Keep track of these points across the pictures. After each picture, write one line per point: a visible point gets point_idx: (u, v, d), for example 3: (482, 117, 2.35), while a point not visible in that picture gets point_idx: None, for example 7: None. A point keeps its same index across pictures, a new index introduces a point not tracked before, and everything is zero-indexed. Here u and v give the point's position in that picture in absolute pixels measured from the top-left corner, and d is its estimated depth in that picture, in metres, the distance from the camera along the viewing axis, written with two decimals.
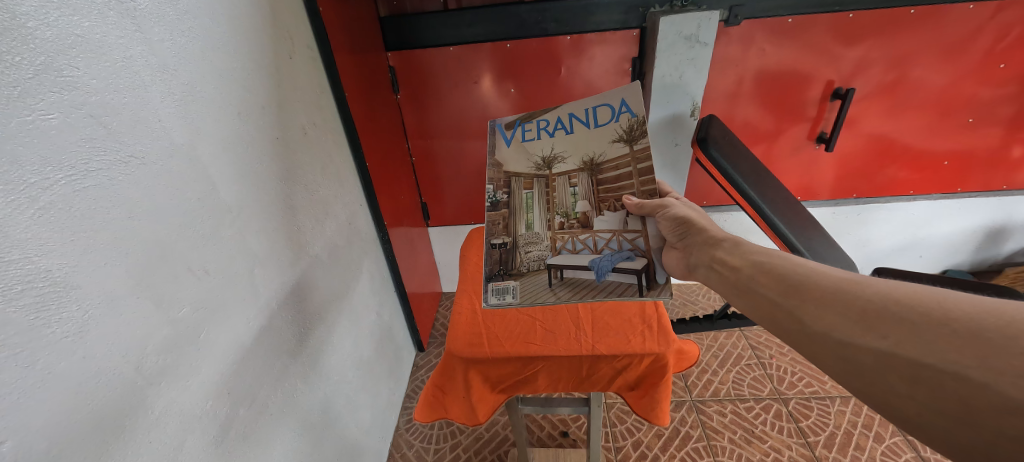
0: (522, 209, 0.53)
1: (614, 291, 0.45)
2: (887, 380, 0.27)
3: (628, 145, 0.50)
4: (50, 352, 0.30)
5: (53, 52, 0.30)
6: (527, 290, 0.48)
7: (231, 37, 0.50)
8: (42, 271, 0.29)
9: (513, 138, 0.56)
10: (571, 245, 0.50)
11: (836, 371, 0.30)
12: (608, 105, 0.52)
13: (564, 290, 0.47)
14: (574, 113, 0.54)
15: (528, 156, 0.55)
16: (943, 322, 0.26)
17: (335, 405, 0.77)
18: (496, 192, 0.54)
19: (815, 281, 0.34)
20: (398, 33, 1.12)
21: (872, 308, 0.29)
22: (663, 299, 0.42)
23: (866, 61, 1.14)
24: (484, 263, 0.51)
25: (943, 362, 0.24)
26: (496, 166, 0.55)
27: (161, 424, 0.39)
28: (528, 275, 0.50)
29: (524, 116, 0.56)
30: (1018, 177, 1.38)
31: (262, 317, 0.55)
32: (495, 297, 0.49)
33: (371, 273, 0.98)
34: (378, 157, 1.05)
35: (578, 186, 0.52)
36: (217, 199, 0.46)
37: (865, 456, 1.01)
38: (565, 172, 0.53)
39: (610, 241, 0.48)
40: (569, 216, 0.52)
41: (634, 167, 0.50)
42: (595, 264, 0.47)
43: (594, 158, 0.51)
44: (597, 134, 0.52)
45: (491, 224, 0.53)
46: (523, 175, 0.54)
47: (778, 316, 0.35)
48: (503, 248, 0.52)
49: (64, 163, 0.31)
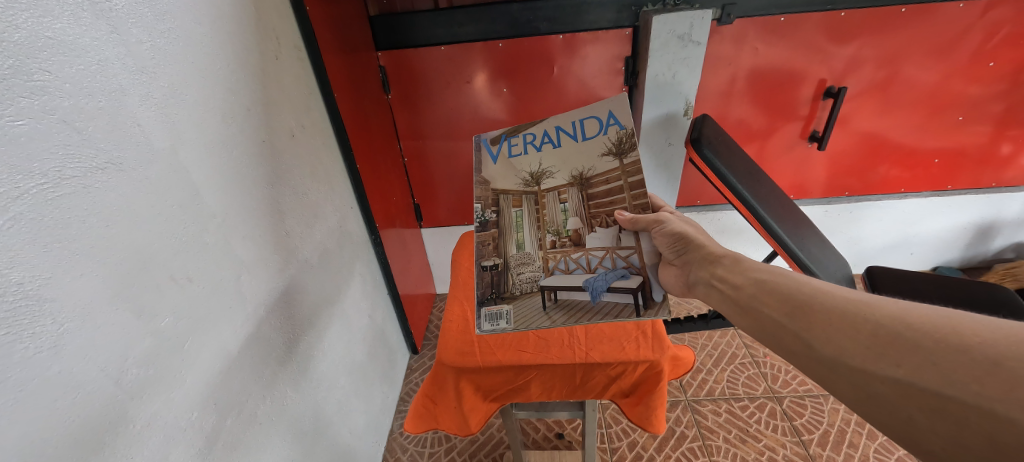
0: (512, 228, 0.53)
1: (610, 312, 0.45)
2: (907, 412, 0.26)
3: (618, 159, 0.50)
4: (24, 368, 0.28)
5: (22, 54, 0.28)
6: (522, 314, 0.48)
7: (213, 38, 0.49)
8: (14, 284, 0.28)
9: (500, 154, 0.55)
10: (564, 265, 0.50)
11: (851, 399, 0.29)
12: (596, 117, 0.52)
13: (558, 314, 0.46)
14: (561, 126, 0.53)
15: (516, 172, 0.54)
16: (962, 349, 0.25)
17: (325, 411, 0.76)
18: (485, 211, 0.54)
19: (821, 302, 0.34)
20: (389, 33, 1.11)
21: (884, 334, 0.29)
22: (661, 318, 0.43)
23: (858, 60, 1.14)
24: (476, 287, 0.51)
25: (964, 393, 0.24)
26: (484, 183, 0.54)
27: (145, 438, 0.38)
28: (521, 298, 0.50)
29: (509, 131, 0.55)
30: (1007, 175, 1.41)
31: (249, 325, 0.54)
32: (489, 322, 0.48)
33: (363, 276, 0.97)
34: (368, 159, 1.04)
35: (569, 202, 0.51)
36: (200, 206, 0.45)
37: (858, 454, 1.02)
38: (554, 187, 0.52)
39: (604, 259, 0.48)
40: (561, 234, 0.51)
41: (624, 181, 0.50)
42: (589, 284, 0.46)
43: (583, 172, 0.51)
44: (586, 148, 0.52)
45: (481, 245, 0.52)
46: (512, 192, 0.53)
47: (784, 339, 0.35)
48: (494, 270, 0.51)
49: (35, 170, 0.29)
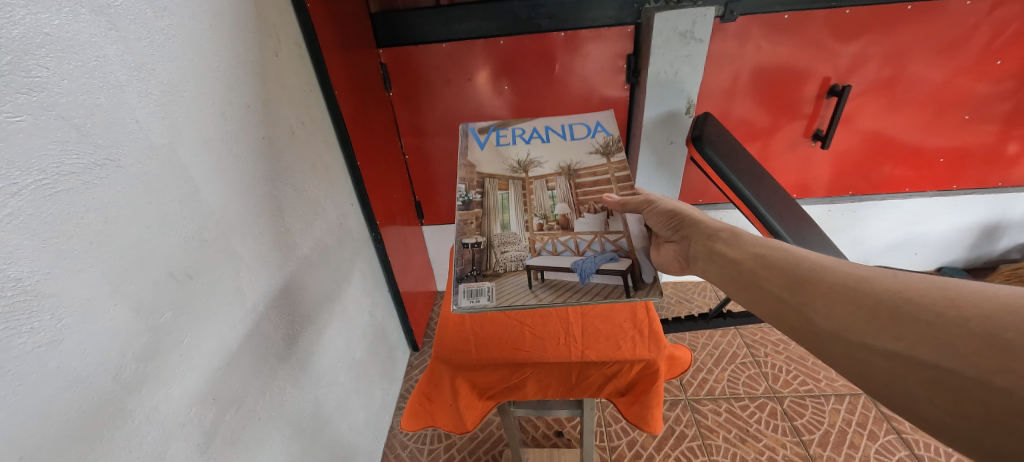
0: (497, 209, 0.54)
1: (600, 292, 0.42)
2: (904, 383, 0.26)
3: (601, 157, 0.57)
4: (24, 362, 0.29)
5: (20, 52, 0.28)
6: (504, 291, 0.45)
7: (212, 34, 0.49)
8: (13, 279, 0.28)
9: (489, 143, 0.61)
10: (551, 246, 0.49)
11: (850, 372, 0.29)
12: (580, 125, 0.62)
13: (545, 292, 0.43)
14: (549, 128, 0.62)
15: (505, 160, 0.59)
16: (960, 322, 0.24)
17: (326, 407, 0.77)
18: (470, 192, 0.56)
19: (821, 277, 0.33)
20: (390, 29, 1.11)
21: (884, 307, 0.28)
22: (652, 299, 0.40)
23: (864, 56, 1.13)
24: (456, 263, 0.48)
25: (961, 366, 0.23)
26: (470, 167, 0.59)
27: (144, 431, 0.38)
28: (504, 276, 0.47)
29: (501, 126, 0.63)
30: (1013, 174, 1.38)
31: (248, 321, 0.54)
32: (467, 299, 0.45)
33: (363, 272, 0.97)
34: (369, 155, 1.03)
35: (556, 189, 0.55)
36: (200, 202, 0.45)
37: (859, 454, 1.01)
38: (542, 175, 0.57)
39: (592, 242, 0.49)
40: (548, 217, 0.53)
41: (609, 174, 0.56)
42: (578, 265, 0.46)
43: (570, 165, 0.57)
44: (571, 147, 0.60)
45: (463, 223, 0.52)
46: (499, 176, 0.57)
47: (783, 314, 0.35)
48: (477, 248, 0.50)
49: (33, 167, 0.29)
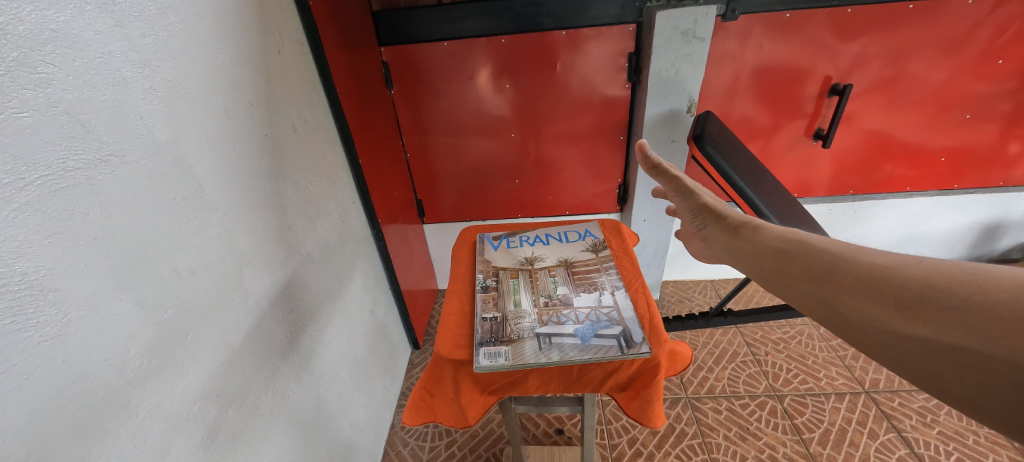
0: (509, 293, 0.65)
1: (598, 351, 0.52)
2: (936, 367, 0.26)
3: (593, 253, 0.73)
4: (31, 357, 0.28)
5: (27, 48, 0.28)
6: (519, 353, 0.53)
7: (216, 32, 0.49)
8: (19, 275, 0.28)
9: (500, 245, 0.78)
10: (555, 318, 0.59)
11: (884, 359, 0.29)
12: (575, 232, 0.80)
13: (554, 353, 0.52)
14: (550, 234, 0.80)
15: (514, 256, 0.74)
16: (987, 306, 0.24)
17: (327, 404, 0.77)
18: (486, 279, 0.69)
19: (846, 269, 0.34)
20: (392, 28, 1.11)
21: (911, 295, 0.28)
22: (642, 355, 0.50)
23: (865, 56, 1.13)
24: (477, 331, 0.57)
25: (989, 347, 0.23)
26: (486, 262, 0.73)
27: (149, 426, 0.38)
28: (517, 342, 0.55)
29: (509, 234, 0.81)
30: (1014, 174, 1.38)
31: (250, 317, 0.54)
32: (486, 359, 0.52)
33: (365, 270, 0.98)
34: (370, 154, 1.04)
35: (558, 276, 0.68)
36: (202, 199, 0.45)
37: (859, 453, 1.02)
38: (545, 267, 0.70)
39: (590, 314, 0.59)
40: (551, 296, 0.63)
41: (601, 265, 0.70)
42: (580, 331, 0.55)
43: (568, 259, 0.72)
44: (569, 246, 0.76)
45: (484, 301, 0.63)
46: (509, 268, 0.71)
47: (811, 305, 0.35)
48: (494, 320, 0.59)
49: (40, 162, 0.29)
